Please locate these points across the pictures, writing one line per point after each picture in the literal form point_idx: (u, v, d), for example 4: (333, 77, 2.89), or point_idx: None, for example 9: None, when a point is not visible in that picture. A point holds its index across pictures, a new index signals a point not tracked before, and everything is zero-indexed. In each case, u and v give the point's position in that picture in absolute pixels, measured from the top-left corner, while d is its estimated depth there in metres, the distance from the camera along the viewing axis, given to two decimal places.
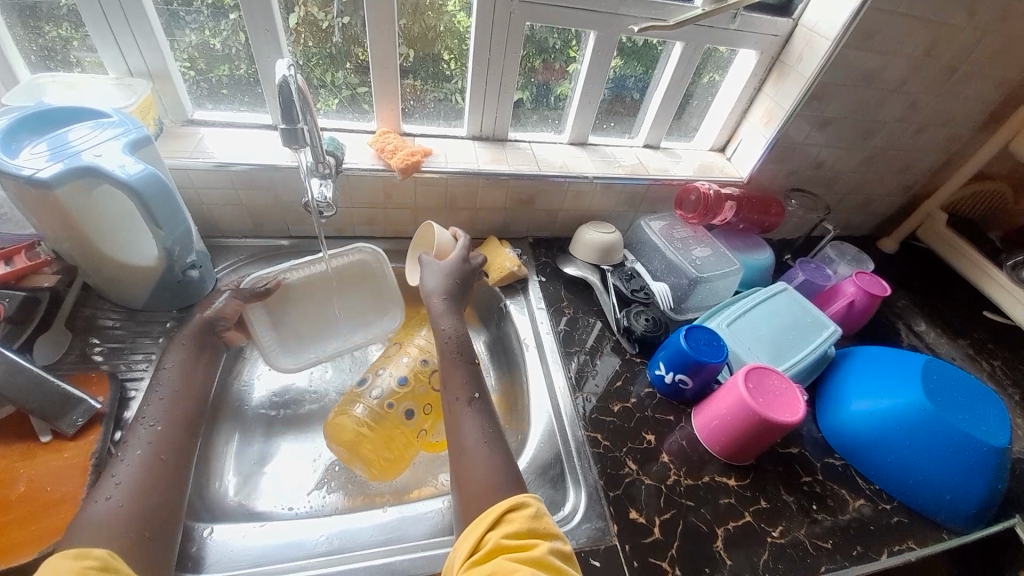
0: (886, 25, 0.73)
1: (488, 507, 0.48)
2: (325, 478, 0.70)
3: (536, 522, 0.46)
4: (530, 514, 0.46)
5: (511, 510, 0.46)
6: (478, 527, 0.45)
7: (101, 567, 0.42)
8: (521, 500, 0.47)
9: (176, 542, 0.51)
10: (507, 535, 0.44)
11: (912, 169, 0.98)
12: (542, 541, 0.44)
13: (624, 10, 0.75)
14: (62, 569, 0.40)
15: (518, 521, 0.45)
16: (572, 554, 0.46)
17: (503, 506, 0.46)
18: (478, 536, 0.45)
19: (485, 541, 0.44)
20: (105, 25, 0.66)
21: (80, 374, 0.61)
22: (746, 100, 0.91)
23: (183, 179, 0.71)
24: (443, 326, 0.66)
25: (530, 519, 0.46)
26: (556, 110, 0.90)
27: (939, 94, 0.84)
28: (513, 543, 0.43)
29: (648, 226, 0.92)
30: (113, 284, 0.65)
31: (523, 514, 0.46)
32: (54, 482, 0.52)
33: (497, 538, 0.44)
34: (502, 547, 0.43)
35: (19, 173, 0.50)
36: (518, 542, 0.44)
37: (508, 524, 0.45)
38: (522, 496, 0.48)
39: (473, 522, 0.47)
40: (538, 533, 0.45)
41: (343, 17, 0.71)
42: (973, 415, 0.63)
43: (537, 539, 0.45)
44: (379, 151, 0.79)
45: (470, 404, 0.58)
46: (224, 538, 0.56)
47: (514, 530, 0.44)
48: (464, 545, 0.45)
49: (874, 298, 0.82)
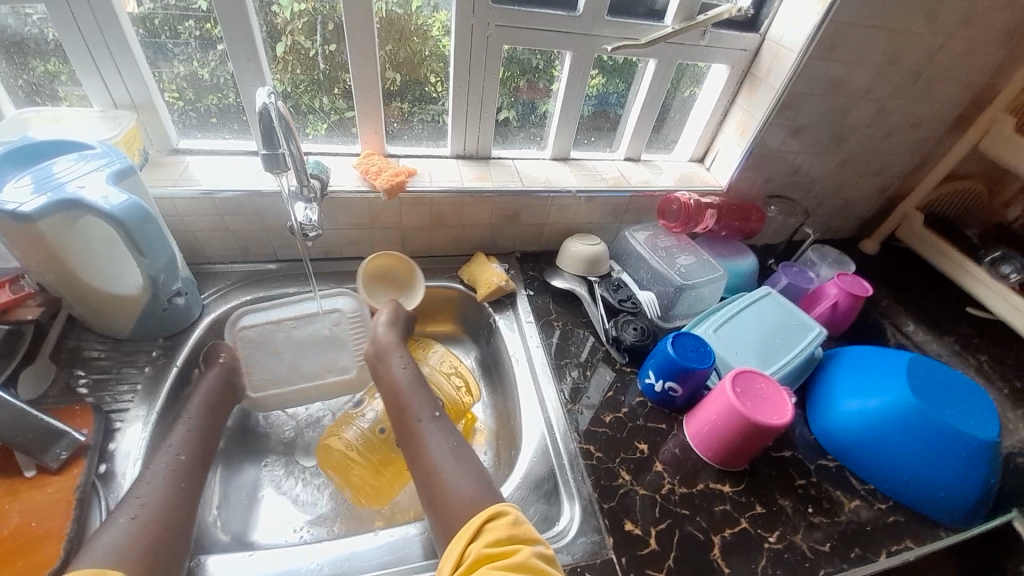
0: (849, 35, 0.76)
1: (468, 520, 0.48)
2: (318, 505, 0.70)
3: (517, 528, 0.45)
4: (509, 522, 0.46)
5: (490, 520, 0.46)
6: (461, 539, 0.45)
7: None
8: (499, 509, 0.47)
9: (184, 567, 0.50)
10: (489, 543, 0.44)
11: (886, 172, 1.01)
12: (524, 545, 0.44)
13: (597, 30, 0.78)
14: None
15: (497, 529, 0.45)
16: (554, 555, 0.45)
17: (480, 518, 0.46)
18: (461, 548, 0.44)
19: (467, 553, 0.44)
20: (90, 60, 0.67)
21: (65, 407, 0.60)
22: (721, 111, 0.94)
23: (168, 207, 0.72)
24: (392, 360, 0.69)
25: (511, 526, 0.46)
26: (539, 127, 0.92)
27: (906, 98, 0.87)
28: (494, 551, 0.43)
29: (633, 236, 0.93)
30: (97, 315, 0.65)
31: (502, 522, 0.46)
32: (35, 518, 0.51)
33: (479, 548, 0.44)
34: (484, 556, 0.43)
35: (1, 207, 0.51)
36: (500, 549, 0.43)
37: (488, 533, 0.45)
38: (500, 505, 0.48)
39: (456, 536, 0.47)
40: (520, 539, 0.45)
41: (328, 45, 0.73)
42: (961, 410, 0.64)
43: (519, 545, 0.44)
44: (364, 172, 0.80)
45: (431, 422, 0.60)
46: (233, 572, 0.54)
47: (494, 537, 0.44)
48: (448, 560, 0.44)
49: (857, 299, 0.84)
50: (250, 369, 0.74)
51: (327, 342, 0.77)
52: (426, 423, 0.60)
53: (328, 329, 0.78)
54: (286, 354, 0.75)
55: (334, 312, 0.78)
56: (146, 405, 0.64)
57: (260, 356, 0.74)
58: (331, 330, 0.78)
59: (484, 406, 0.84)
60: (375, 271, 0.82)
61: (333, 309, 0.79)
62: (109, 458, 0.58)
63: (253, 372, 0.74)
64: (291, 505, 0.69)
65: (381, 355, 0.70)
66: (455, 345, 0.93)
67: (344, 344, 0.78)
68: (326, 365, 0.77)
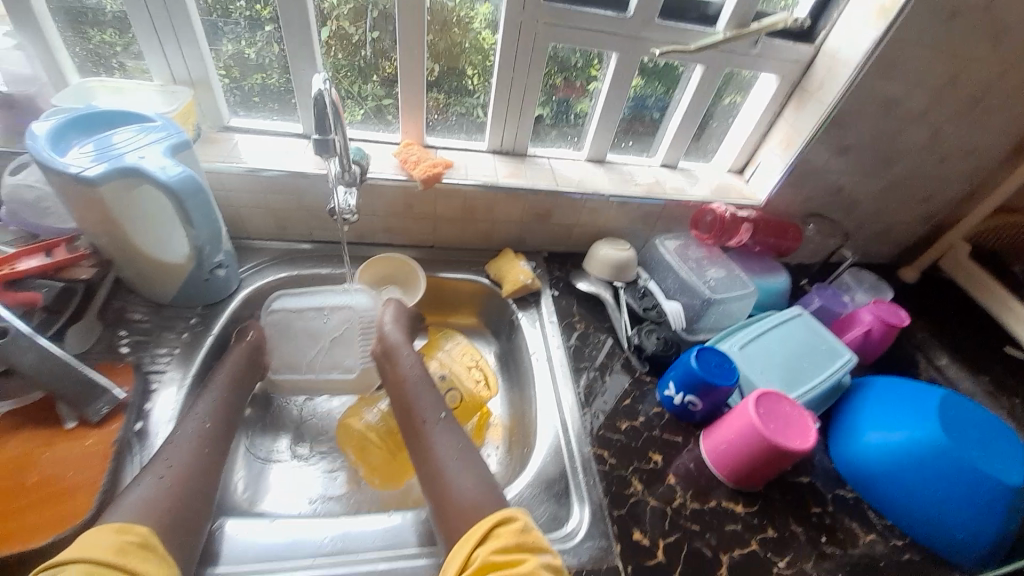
0: (908, 56, 0.73)
1: (474, 524, 0.50)
2: (333, 481, 0.72)
3: (525, 536, 0.47)
4: (517, 529, 0.47)
5: (497, 526, 0.48)
6: (468, 543, 0.47)
7: (141, 543, 0.44)
8: (508, 515, 0.49)
9: (204, 535, 0.52)
10: (495, 550, 0.46)
11: (934, 199, 0.97)
12: (531, 555, 0.45)
13: (645, 33, 0.77)
14: (104, 542, 0.42)
15: (505, 536, 0.47)
16: (561, 564, 0.47)
17: (488, 524, 0.48)
18: (468, 551, 0.46)
19: (474, 557, 0.46)
20: (154, 36, 0.70)
21: (108, 365, 0.64)
22: (765, 125, 0.92)
23: (216, 181, 0.75)
24: (402, 356, 0.71)
25: (519, 534, 0.47)
26: (575, 127, 0.92)
27: (962, 124, 0.83)
28: (501, 559, 0.45)
29: (663, 245, 0.92)
30: (143, 279, 0.68)
31: (510, 529, 0.47)
32: (76, 468, 0.54)
33: (486, 554, 0.45)
34: (490, 563, 0.45)
35: (67, 170, 0.54)
36: (507, 557, 0.45)
37: (495, 540, 0.47)
38: (507, 511, 0.50)
39: (462, 539, 0.49)
40: (527, 547, 0.46)
41: (372, 31, 0.75)
42: (990, 452, 0.62)
43: (526, 553, 0.46)
44: (402, 162, 0.81)
45: (437, 424, 0.62)
46: (248, 538, 0.57)
47: (502, 544, 0.46)
48: (455, 561, 0.47)
49: (892, 328, 0.81)
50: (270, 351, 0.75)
51: (340, 339, 0.76)
52: (433, 425, 0.62)
53: (342, 325, 0.76)
54: (301, 343, 0.76)
55: (349, 308, 0.77)
56: (182, 369, 0.67)
57: (277, 341, 0.75)
58: (345, 327, 0.76)
59: (500, 400, 0.85)
60: (379, 272, 0.87)
61: (349, 305, 0.77)
62: (145, 416, 0.61)
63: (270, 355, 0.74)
64: (308, 478, 0.72)
65: (388, 352, 0.72)
66: (476, 338, 0.94)
67: (356, 344, 0.76)
68: (336, 362, 0.76)
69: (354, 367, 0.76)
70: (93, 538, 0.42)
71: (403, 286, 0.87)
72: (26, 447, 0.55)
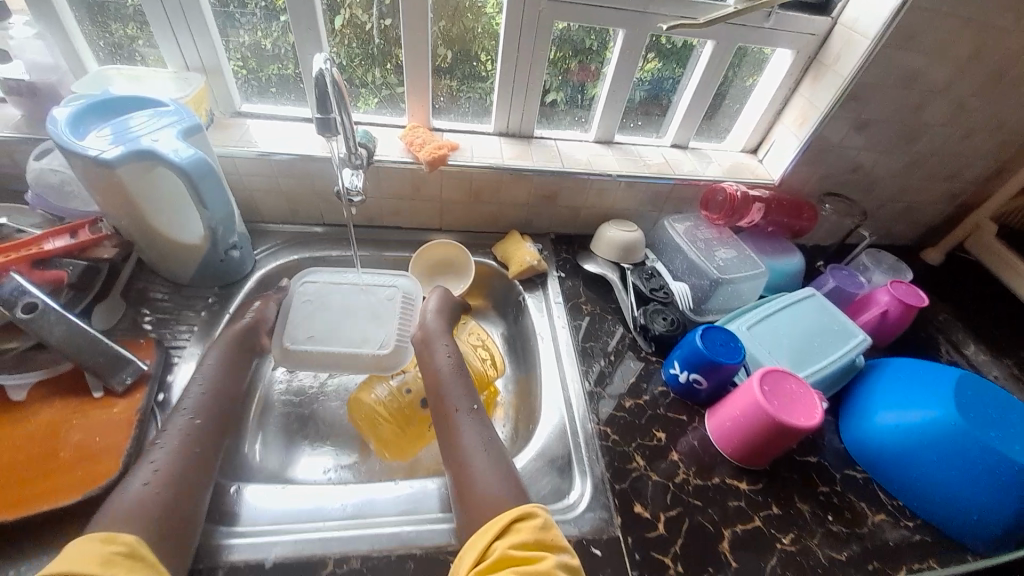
0: (931, 23, 0.70)
1: (495, 516, 0.48)
2: (345, 454, 0.75)
3: (544, 533, 0.46)
4: (537, 525, 0.46)
5: (517, 520, 0.46)
6: (485, 535, 0.46)
7: (128, 554, 0.42)
8: (529, 510, 0.47)
9: (210, 490, 0.54)
10: (514, 545, 0.44)
11: (961, 176, 0.93)
12: (549, 553, 0.44)
13: (653, 9, 0.75)
14: (86, 553, 0.40)
15: (525, 531, 0.45)
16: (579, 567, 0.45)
17: (509, 517, 0.46)
18: (485, 545, 0.45)
19: (491, 550, 0.45)
20: (167, 24, 0.72)
21: (132, 339, 0.67)
22: (780, 101, 0.89)
23: (229, 166, 0.77)
24: (436, 349, 0.70)
25: (538, 530, 0.46)
26: (585, 110, 0.91)
27: (992, 96, 0.79)
28: (520, 555, 0.43)
29: (672, 226, 0.91)
30: (163, 260, 0.72)
31: (532, 524, 0.46)
32: (103, 434, 0.57)
33: (504, 548, 0.44)
34: (509, 558, 0.43)
35: (86, 153, 0.56)
36: (527, 553, 0.44)
37: (513, 534, 0.45)
38: (528, 506, 0.48)
39: (480, 530, 0.47)
40: (546, 544, 0.45)
41: (384, 19, 0.75)
42: (1009, 434, 0.60)
43: (545, 551, 0.44)
44: (408, 145, 0.82)
45: (467, 414, 0.61)
46: (265, 502, 0.60)
47: (521, 541, 0.44)
48: (470, 554, 0.45)
49: (909, 309, 0.79)
50: (297, 325, 0.73)
51: (374, 315, 0.76)
52: (464, 414, 0.61)
53: (377, 302, 0.77)
54: (334, 317, 0.75)
55: (389, 288, 0.79)
56: (200, 345, 0.70)
57: (310, 315, 0.75)
58: (381, 304, 0.77)
59: (507, 379, 0.87)
60: (432, 260, 0.89)
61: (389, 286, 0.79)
62: (166, 389, 0.65)
63: (300, 329, 0.73)
64: (321, 450, 0.75)
65: (426, 341, 0.72)
66: (483, 319, 0.95)
67: (389, 319, 0.75)
68: (364, 337, 0.73)
69: (385, 342, 0.73)
70: (79, 547, 0.41)
71: (452, 278, 0.89)
72: (59, 414, 0.59)
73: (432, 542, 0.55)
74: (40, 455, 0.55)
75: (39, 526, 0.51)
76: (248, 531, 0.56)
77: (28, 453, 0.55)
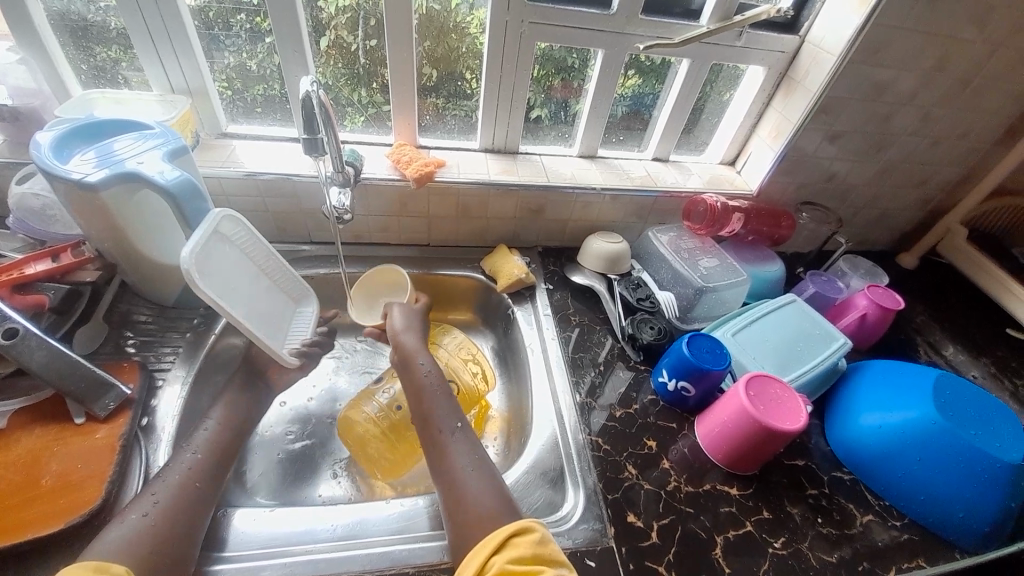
0: (894, 39, 0.74)
1: (489, 532, 0.47)
2: (334, 473, 0.74)
3: (542, 548, 0.45)
4: (534, 540, 0.46)
5: (515, 535, 0.46)
6: (482, 550, 0.45)
7: None
8: (526, 525, 0.47)
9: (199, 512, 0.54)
10: (512, 560, 0.44)
11: (929, 183, 0.97)
12: (547, 568, 0.43)
13: (630, 29, 0.78)
14: None
15: (523, 547, 0.45)
16: None
17: (506, 531, 0.45)
18: (483, 560, 0.44)
19: (489, 566, 0.44)
20: (152, 48, 0.73)
21: (115, 362, 0.66)
22: (755, 115, 0.93)
23: (216, 186, 0.77)
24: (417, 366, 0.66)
25: (536, 545, 0.45)
26: (569, 125, 0.94)
27: (953, 106, 0.83)
28: (520, 569, 0.43)
29: (656, 237, 0.93)
30: (147, 281, 0.71)
31: (529, 539, 0.45)
32: (85, 461, 0.56)
33: (502, 563, 0.43)
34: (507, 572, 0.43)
35: (69, 176, 0.56)
36: (524, 568, 0.43)
37: (511, 549, 0.44)
38: (526, 520, 0.47)
39: (475, 546, 0.46)
40: (544, 560, 0.44)
41: (369, 40, 0.77)
42: (987, 431, 0.61)
43: (542, 565, 0.44)
44: (395, 162, 0.83)
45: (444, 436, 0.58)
46: (251, 528, 0.58)
47: (519, 555, 0.44)
48: (467, 570, 0.44)
49: (887, 311, 0.81)
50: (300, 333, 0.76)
51: None
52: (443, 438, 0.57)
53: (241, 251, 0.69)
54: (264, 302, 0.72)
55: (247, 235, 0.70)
56: (185, 367, 0.69)
57: None
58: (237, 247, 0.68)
59: (498, 390, 0.87)
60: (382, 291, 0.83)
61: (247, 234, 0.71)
62: (150, 412, 0.64)
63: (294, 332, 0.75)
64: (310, 470, 0.74)
65: (405, 359, 0.67)
66: (471, 333, 0.96)
67: (206, 256, 0.63)
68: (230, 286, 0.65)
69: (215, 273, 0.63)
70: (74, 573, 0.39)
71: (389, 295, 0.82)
72: (44, 440, 0.57)
73: (424, 561, 0.54)
74: (16, 486, 0.53)
75: (14, 560, 0.49)
76: (234, 555, 0.54)
77: (6, 483, 0.53)
